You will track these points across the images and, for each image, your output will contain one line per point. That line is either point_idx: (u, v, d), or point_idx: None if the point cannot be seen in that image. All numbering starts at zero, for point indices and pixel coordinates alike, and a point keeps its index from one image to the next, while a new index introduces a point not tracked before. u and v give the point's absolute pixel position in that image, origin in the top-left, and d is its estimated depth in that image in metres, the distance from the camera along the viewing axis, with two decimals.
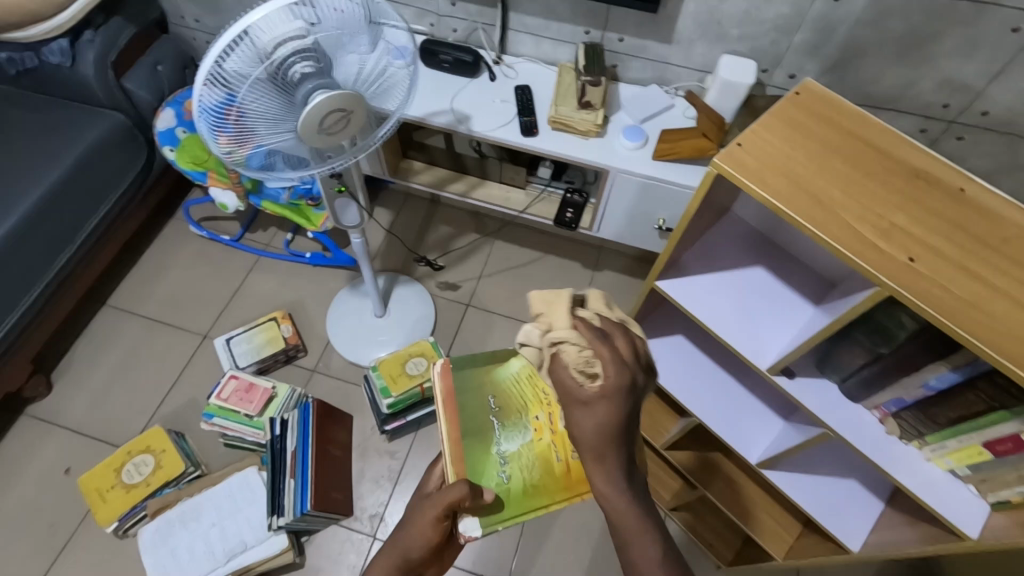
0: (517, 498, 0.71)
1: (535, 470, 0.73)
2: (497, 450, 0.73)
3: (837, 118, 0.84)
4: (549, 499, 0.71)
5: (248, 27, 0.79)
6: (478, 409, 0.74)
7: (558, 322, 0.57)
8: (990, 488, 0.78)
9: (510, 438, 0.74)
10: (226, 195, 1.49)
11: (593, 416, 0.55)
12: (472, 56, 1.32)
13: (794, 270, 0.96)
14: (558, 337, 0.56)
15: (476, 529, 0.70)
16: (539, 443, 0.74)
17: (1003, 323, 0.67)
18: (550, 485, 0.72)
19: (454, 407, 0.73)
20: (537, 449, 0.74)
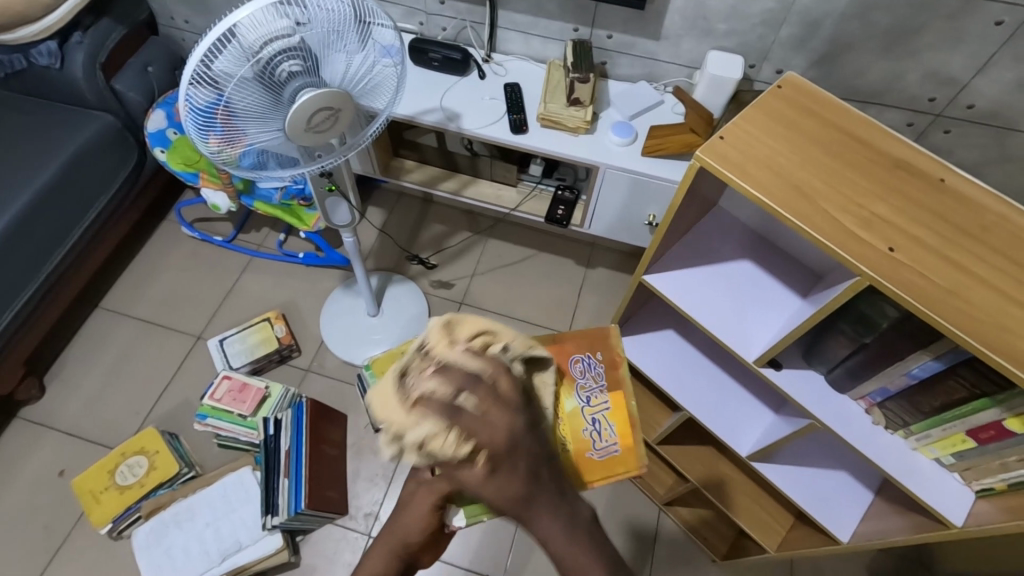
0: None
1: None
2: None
3: (820, 111, 0.85)
4: None
5: (234, 26, 0.79)
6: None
7: (404, 423, 0.54)
8: (975, 476, 0.79)
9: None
10: (218, 195, 1.50)
11: (492, 491, 0.54)
12: (461, 54, 1.33)
13: (780, 263, 0.97)
14: (418, 436, 0.53)
15: (463, 520, 0.76)
16: None
17: (980, 309, 0.68)
18: None
19: None
20: None
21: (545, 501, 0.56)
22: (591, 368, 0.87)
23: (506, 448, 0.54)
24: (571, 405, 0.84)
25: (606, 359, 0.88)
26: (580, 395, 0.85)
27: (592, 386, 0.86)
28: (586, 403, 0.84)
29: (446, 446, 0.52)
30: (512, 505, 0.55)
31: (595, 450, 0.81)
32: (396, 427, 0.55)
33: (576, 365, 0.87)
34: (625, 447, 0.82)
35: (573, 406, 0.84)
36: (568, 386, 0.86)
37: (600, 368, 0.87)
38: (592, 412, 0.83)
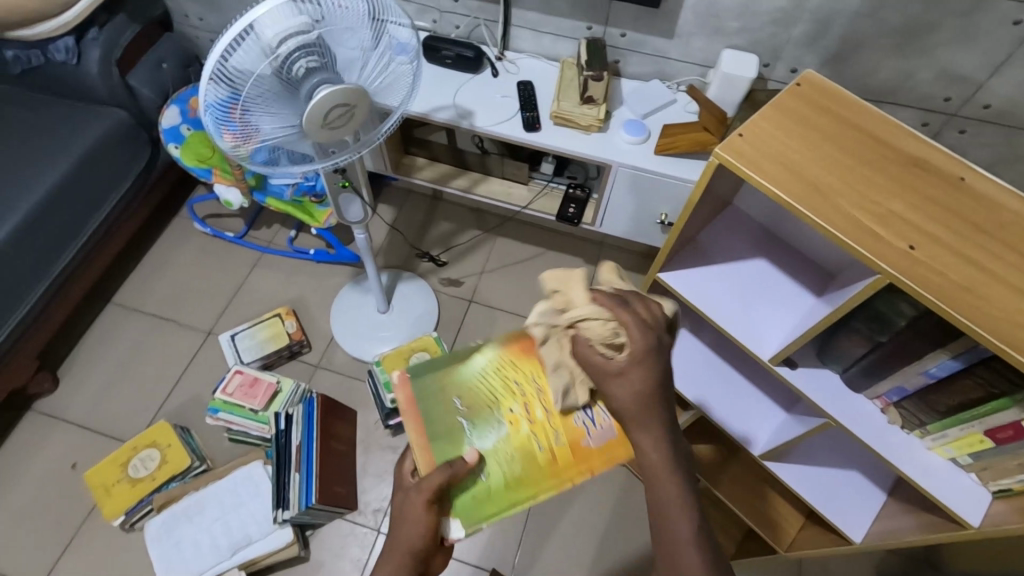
0: (500, 490, 0.74)
1: (517, 465, 0.75)
2: (469, 443, 0.76)
3: (836, 109, 0.85)
4: (536, 489, 0.73)
5: (253, 22, 0.80)
6: (442, 415, 0.78)
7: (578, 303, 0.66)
8: (991, 476, 0.79)
9: (489, 432, 0.77)
10: (230, 191, 1.51)
11: (616, 384, 0.64)
12: (474, 52, 1.33)
13: (794, 261, 0.97)
14: (581, 314, 0.65)
15: (460, 530, 0.74)
16: (518, 434, 0.76)
17: (998, 308, 0.67)
18: (536, 474, 0.74)
19: (417, 414, 0.78)
20: (516, 441, 0.76)
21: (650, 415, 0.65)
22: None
23: (642, 360, 0.63)
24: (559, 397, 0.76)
25: None
26: None
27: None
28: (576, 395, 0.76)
29: (599, 326, 0.64)
30: (636, 406, 0.64)
31: (592, 435, 0.75)
32: (564, 296, 0.68)
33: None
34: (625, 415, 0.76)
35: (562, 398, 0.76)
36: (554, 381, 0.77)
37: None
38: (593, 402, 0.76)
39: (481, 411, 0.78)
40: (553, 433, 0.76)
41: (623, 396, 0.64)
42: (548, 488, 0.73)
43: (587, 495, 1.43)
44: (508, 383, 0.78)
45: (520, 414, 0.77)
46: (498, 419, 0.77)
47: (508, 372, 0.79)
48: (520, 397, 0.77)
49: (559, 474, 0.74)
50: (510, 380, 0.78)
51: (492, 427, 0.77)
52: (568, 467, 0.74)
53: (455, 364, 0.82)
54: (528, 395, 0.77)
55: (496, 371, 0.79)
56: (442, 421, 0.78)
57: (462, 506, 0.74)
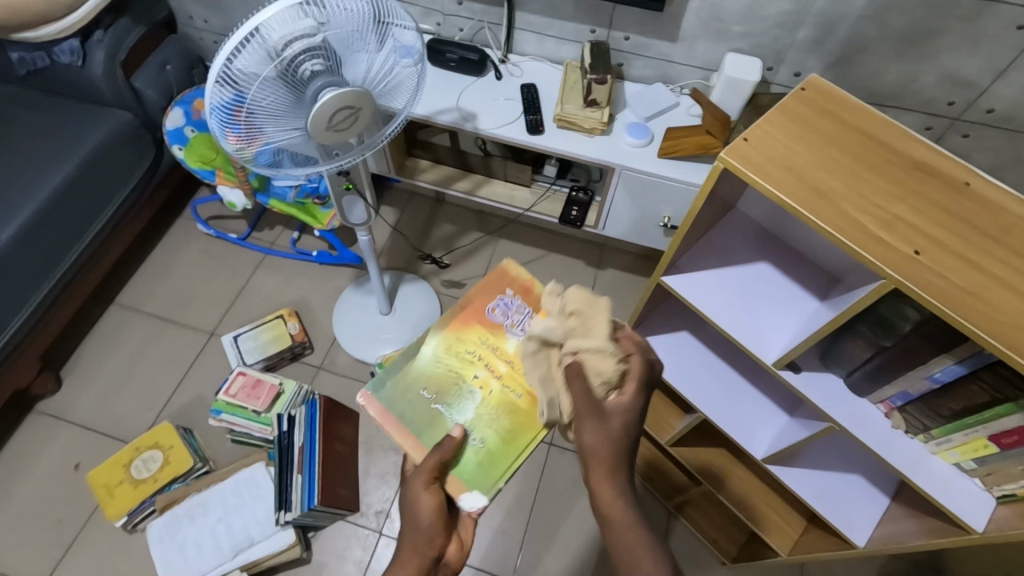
0: (500, 448, 0.81)
1: (501, 419, 0.83)
2: (453, 418, 0.83)
3: (840, 113, 0.85)
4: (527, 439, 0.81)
5: (259, 25, 0.80)
6: (415, 407, 0.84)
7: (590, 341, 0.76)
8: (995, 481, 0.79)
9: (468, 400, 0.84)
10: (234, 193, 1.50)
11: (593, 429, 0.74)
12: (477, 56, 1.34)
13: (798, 265, 0.97)
14: (590, 348, 0.75)
15: (480, 499, 0.78)
16: (490, 394, 0.84)
17: (1003, 313, 0.67)
18: (520, 425, 0.82)
19: (394, 420, 0.83)
20: (492, 400, 0.84)
21: (606, 470, 0.75)
22: (505, 309, 0.90)
23: (623, 419, 0.75)
24: (511, 349, 0.87)
25: (517, 290, 0.92)
26: (513, 332, 0.88)
27: (524, 326, 0.89)
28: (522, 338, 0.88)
29: (602, 363, 0.74)
30: (603, 447, 0.74)
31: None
32: (585, 322, 0.77)
33: (495, 312, 0.90)
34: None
35: (514, 347, 0.87)
36: (500, 338, 0.88)
37: (519, 303, 0.91)
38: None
39: (450, 392, 0.85)
40: (519, 382, 0.85)
41: (591, 442, 0.74)
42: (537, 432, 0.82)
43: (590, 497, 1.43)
44: (463, 357, 0.87)
45: (485, 377, 0.86)
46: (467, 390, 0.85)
47: (456, 345, 0.88)
48: (479, 363, 0.87)
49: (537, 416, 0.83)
50: (463, 352, 0.87)
51: (465, 397, 0.84)
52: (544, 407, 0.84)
53: (412, 361, 0.87)
54: (485, 361, 0.87)
55: (448, 350, 0.87)
56: (418, 413, 0.83)
57: (469, 475, 0.79)
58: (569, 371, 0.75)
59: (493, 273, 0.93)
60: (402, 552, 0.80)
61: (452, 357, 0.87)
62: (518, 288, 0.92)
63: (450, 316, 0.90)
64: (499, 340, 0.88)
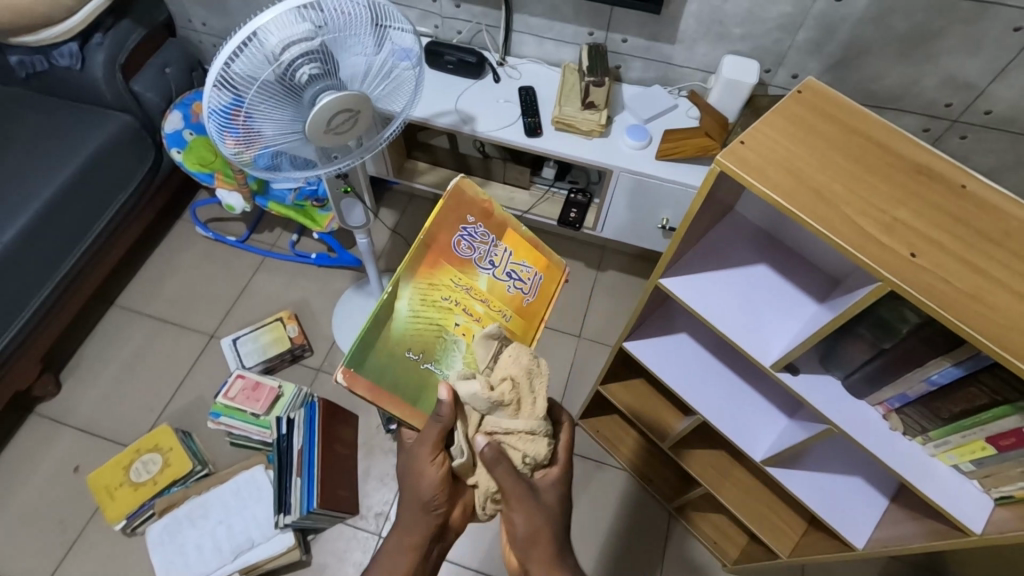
0: None
1: None
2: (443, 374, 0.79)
3: (839, 116, 0.85)
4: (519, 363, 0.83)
5: (256, 30, 0.80)
6: (404, 372, 0.78)
7: (519, 421, 0.74)
8: (994, 483, 0.79)
9: (453, 350, 0.80)
10: (232, 195, 1.51)
11: (526, 513, 0.75)
12: (476, 57, 1.33)
13: (797, 267, 0.97)
14: (518, 429, 0.73)
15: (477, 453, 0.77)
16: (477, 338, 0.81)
17: (1003, 316, 0.67)
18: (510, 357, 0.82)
19: (387, 393, 0.76)
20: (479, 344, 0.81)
21: (546, 552, 0.77)
22: (468, 242, 0.82)
23: (553, 496, 0.78)
24: (484, 287, 0.82)
25: (478, 216, 0.83)
26: (482, 266, 0.83)
27: (492, 258, 0.83)
28: (492, 271, 0.83)
29: (531, 444, 0.74)
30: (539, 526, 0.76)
31: (528, 294, 0.84)
32: (519, 396, 0.74)
33: (461, 246, 0.82)
34: (545, 273, 0.86)
35: (489, 285, 0.82)
36: (470, 276, 0.82)
37: (482, 231, 0.83)
38: (515, 270, 0.84)
39: (435, 347, 0.79)
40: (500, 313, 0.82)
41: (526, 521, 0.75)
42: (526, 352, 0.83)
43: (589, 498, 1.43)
44: (438, 306, 0.80)
45: (466, 321, 0.80)
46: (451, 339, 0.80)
47: (429, 293, 0.80)
48: (458, 309, 0.81)
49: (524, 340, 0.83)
50: (437, 300, 0.80)
51: (450, 347, 0.80)
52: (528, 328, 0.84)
53: (390, 319, 0.78)
54: (461, 304, 0.81)
55: (422, 301, 0.79)
56: (409, 378, 0.78)
57: None
58: (493, 450, 0.72)
59: (449, 198, 0.82)
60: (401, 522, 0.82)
61: (428, 309, 0.79)
62: (477, 212, 0.83)
63: (417, 259, 0.80)
64: (469, 278, 0.82)
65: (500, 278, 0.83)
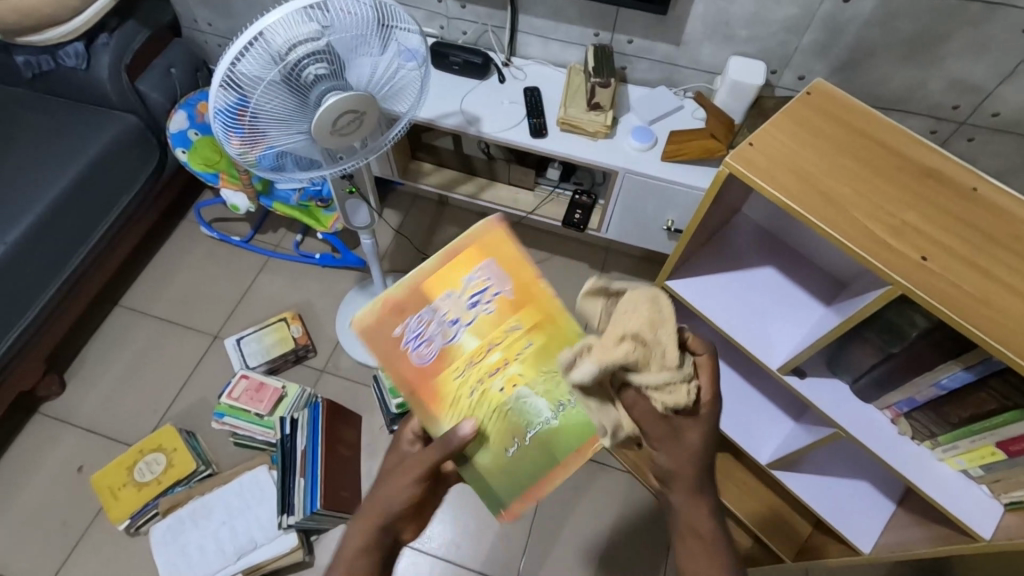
0: None
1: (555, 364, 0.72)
2: (548, 420, 0.72)
3: (846, 118, 0.84)
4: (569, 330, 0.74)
5: (263, 30, 0.80)
6: (527, 458, 0.72)
7: (655, 371, 0.60)
8: (1003, 489, 0.78)
9: (529, 403, 0.72)
10: (237, 196, 1.52)
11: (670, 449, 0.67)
12: (481, 58, 1.34)
13: (804, 270, 0.96)
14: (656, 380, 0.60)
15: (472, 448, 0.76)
16: (523, 360, 0.73)
17: (1014, 321, 0.66)
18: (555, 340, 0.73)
19: (540, 485, 0.73)
20: (529, 363, 0.72)
21: (687, 487, 0.70)
22: (421, 343, 0.75)
23: (700, 433, 0.68)
24: (473, 342, 0.74)
25: (400, 316, 0.76)
26: (452, 335, 0.74)
27: (447, 321, 0.75)
28: (462, 324, 0.75)
29: (672, 394, 0.61)
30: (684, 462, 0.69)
31: (500, 289, 0.76)
32: (647, 352, 0.60)
33: (421, 352, 0.75)
34: (489, 253, 0.78)
35: (475, 335, 0.74)
36: (456, 355, 0.74)
37: (417, 322, 0.76)
38: (470, 297, 0.76)
39: (511, 418, 0.72)
40: (506, 327, 0.74)
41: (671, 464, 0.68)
42: (562, 321, 0.74)
43: (592, 500, 1.43)
44: (469, 393, 0.72)
45: (502, 369, 0.72)
46: (516, 396, 0.71)
47: (460, 405, 0.72)
48: (487, 375, 0.72)
49: (546, 316, 0.75)
50: (468, 397, 0.72)
51: (523, 404, 0.71)
52: (536, 299, 0.76)
53: (475, 460, 0.72)
54: (484, 370, 0.72)
55: (458, 409, 0.72)
56: (537, 460, 0.72)
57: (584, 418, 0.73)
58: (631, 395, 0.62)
59: (370, 348, 0.76)
60: (362, 518, 0.75)
61: (468, 404, 0.72)
62: (393, 320, 0.76)
63: (426, 403, 0.73)
64: (459, 356, 0.74)
65: (474, 318, 0.75)
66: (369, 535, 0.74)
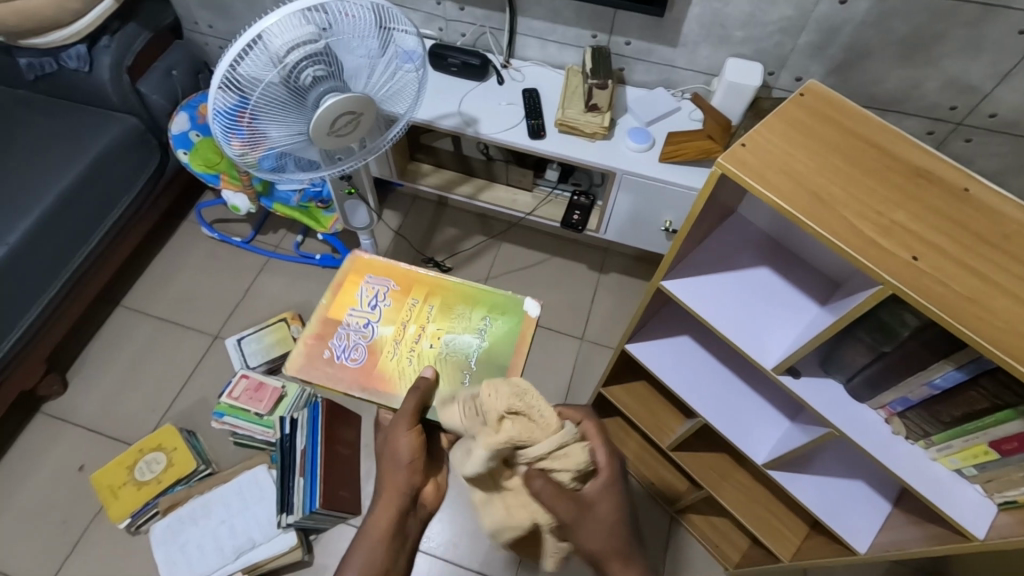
0: (482, 306, 0.91)
1: (456, 310, 0.90)
2: (478, 340, 0.87)
3: (839, 119, 0.85)
4: (454, 284, 0.93)
5: (261, 32, 0.81)
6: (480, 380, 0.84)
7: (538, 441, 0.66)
8: (996, 488, 0.78)
9: (456, 342, 0.87)
10: (237, 197, 1.54)
11: (583, 528, 0.72)
12: (479, 60, 1.35)
13: (798, 270, 0.97)
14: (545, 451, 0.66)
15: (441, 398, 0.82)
16: (435, 318, 0.90)
17: (1003, 320, 0.67)
18: (449, 296, 0.92)
19: None
20: (438, 319, 0.89)
21: (619, 555, 0.75)
22: (348, 351, 0.86)
23: (610, 503, 0.73)
24: (390, 329, 0.88)
25: (322, 339, 0.88)
26: (370, 334, 0.88)
27: (361, 327, 0.89)
28: (374, 324, 0.89)
29: (569, 457, 0.67)
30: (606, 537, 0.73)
31: (390, 285, 0.92)
32: (526, 425, 0.66)
33: (352, 358, 0.86)
34: (359, 279, 0.93)
35: (387, 323, 0.89)
36: (382, 343, 0.87)
37: (338, 340, 0.87)
38: (371, 303, 0.91)
39: (450, 357, 0.86)
40: (408, 306, 0.91)
41: (591, 543, 0.73)
42: (446, 282, 0.93)
43: None
44: (409, 357, 0.86)
45: (422, 331, 0.88)
46: (443, 341, 0.87)
47: (409, 372, 0.85)
48: (414, 340, 0.88)
49: (432, 288, 0.92)
50: (409, 364, 0.86)
51: (452, 343, 0.87)
52: (421, 282, 0.93)
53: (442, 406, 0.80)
54: (409, 340, 0.87)
55: (407, 374, 0.85)
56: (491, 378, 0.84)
57: (506, 321, 0.89)
58: (536, 480, 0.68)
59: (309, 377, 0.84)
60: (382, 493, 0.78)
61: (410, 369, 0.85)
62: (320, 346, 0.87)
63: (380, 389, 0.83)
64: (386, 344, 0.87)
65: (380, 314, 0.90)
66: (392, 514, 0.77)
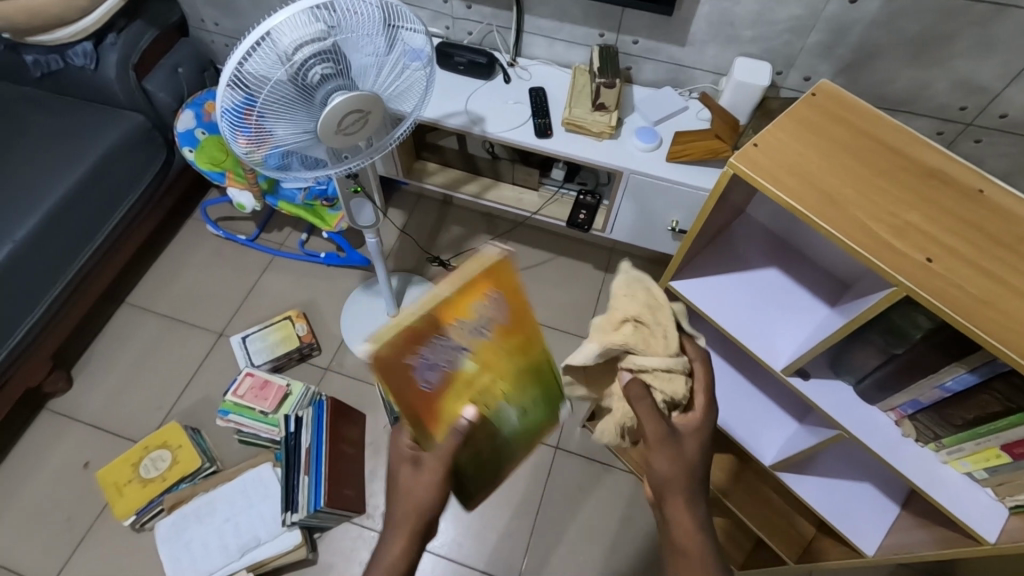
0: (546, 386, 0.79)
1: (529, 379, 0.76)
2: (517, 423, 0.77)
3: (850, 119, 0.84)
4: (543, 351, 0.77)
5: (269, 30, 0.81)
6: (492, 460, 0.78)
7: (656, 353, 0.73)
8: (1008, 491, 0.78)
9: (506, 413, 0.75)
10: (243, 195, 1.51)
11: (665, 456, 0.74)
12: (487, 58, 1.34)
13: (808, 271, 0.96)
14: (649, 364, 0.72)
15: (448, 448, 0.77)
16: (510, 378, 0.75)
17: (1017, 322, 0.66)
18: (533, 359, 0.76)
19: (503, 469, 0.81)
20: (511, 382, 0.75)
21: (684, 498, 0.76)
22: (429, 369, 0.71)
23: (696, 442, 0.76)
24: (473, 367, 0.72)
25: (412, 345, 0.69)
26: (454, 360, 0.72)
27: (452, 348, 0.71)
28: (464, 352, 0.72)
29: (671, 382, 0.73)
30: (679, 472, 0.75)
31: (501, 321, 0.72)
32: (645, 335, 0.73)
33: (423, 378, 0.71)
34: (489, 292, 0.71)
35: (475, 360, 0.72)
36: (457, 378, 0.72)
37: (428, 349, 0.70)
38: (475, 328, 0.71)
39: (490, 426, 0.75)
40: (501, 350, 0.73)
41: (668, 470, 0.75)
42: (542, 348, 0.76)
43: (597, 499, 1.43)
44: (462, 406, 0.73)
45: (494, 387, 0.74)
46: (500, 410, 0.75)
47: (450, 423, 0.73)
48: (480, 394, 0.73)
49: (530, 345, 0.75)
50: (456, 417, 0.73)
51: (501, 414, 0.75)
52: (527, 335, 0.74)
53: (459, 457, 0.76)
54: (473, 390, 0.73)
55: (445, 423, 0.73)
56: (501, 460, 0.79)
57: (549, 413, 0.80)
58: (634, 387, 0.72)
59: (381, 377, 0.68)
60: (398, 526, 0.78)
61: (454, 415, 0.73)
62: (407, 348, 0.69)
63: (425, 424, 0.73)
64: (458, 381, 0.73)
65: (474, 346, 0.72)
66: (405, 543, 0.78)
